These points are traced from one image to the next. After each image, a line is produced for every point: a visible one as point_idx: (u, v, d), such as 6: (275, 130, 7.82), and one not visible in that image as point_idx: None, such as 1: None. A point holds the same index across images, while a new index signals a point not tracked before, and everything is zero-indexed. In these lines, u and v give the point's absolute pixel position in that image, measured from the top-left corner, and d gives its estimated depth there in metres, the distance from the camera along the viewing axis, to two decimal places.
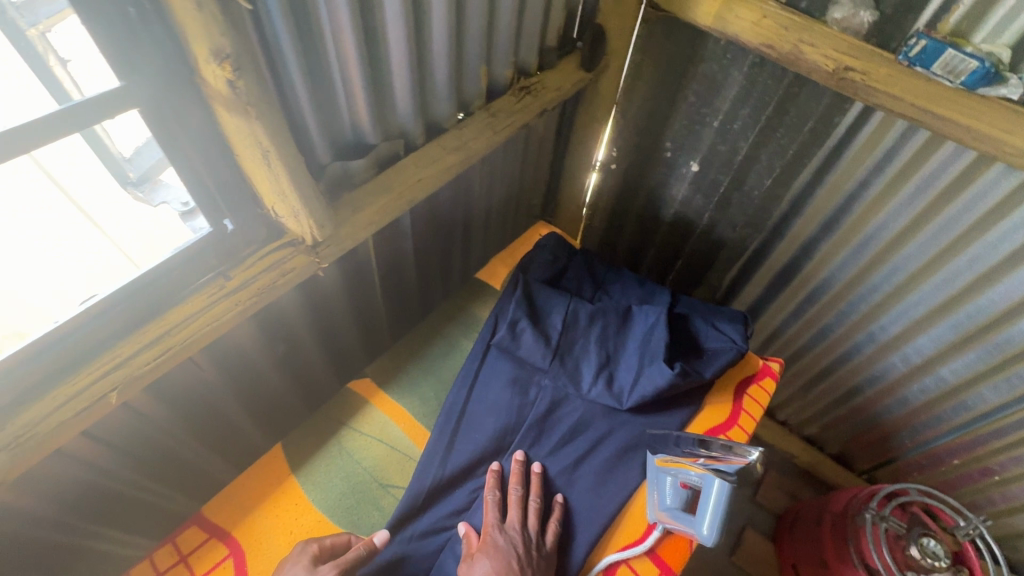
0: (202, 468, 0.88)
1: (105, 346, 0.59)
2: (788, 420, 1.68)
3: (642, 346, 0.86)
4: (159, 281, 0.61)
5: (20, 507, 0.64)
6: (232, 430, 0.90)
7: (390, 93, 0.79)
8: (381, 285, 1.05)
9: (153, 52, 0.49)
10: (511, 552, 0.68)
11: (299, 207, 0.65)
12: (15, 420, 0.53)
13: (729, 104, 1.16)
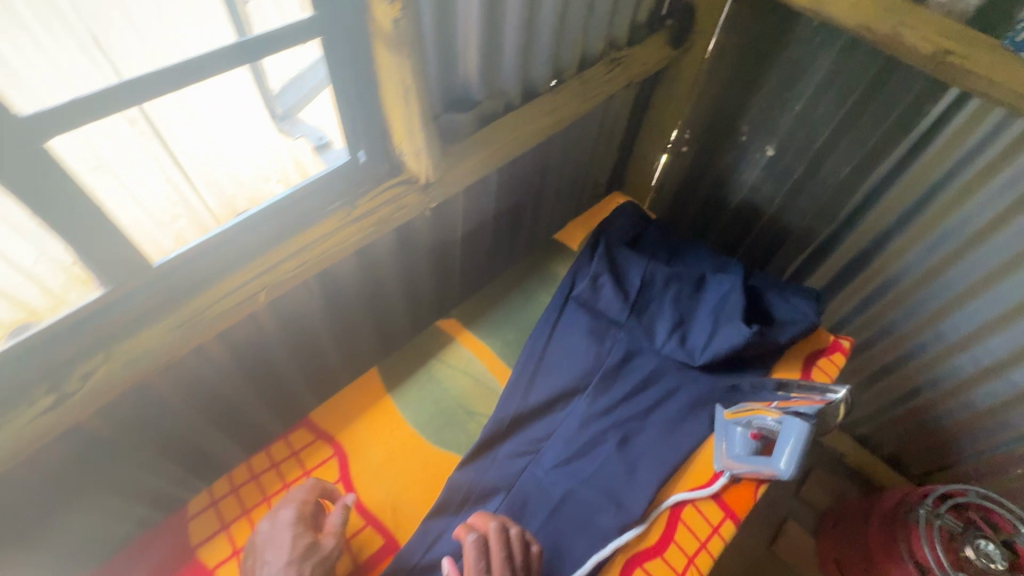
0: (294, 391, 0.96)
1: (253, 254, 0.66)
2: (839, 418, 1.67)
3: (716, 309, 0.89)
4: (301, 201, 0.68)
5: (161, 394, 0.74)
6: (322, 359, 0.98)
7: (500, 52, 0.85)
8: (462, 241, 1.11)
9: None
10: None
11: (422, 145, 0.72)
12: (184, 307, 0.61)
13: (814, 88, 1.16)
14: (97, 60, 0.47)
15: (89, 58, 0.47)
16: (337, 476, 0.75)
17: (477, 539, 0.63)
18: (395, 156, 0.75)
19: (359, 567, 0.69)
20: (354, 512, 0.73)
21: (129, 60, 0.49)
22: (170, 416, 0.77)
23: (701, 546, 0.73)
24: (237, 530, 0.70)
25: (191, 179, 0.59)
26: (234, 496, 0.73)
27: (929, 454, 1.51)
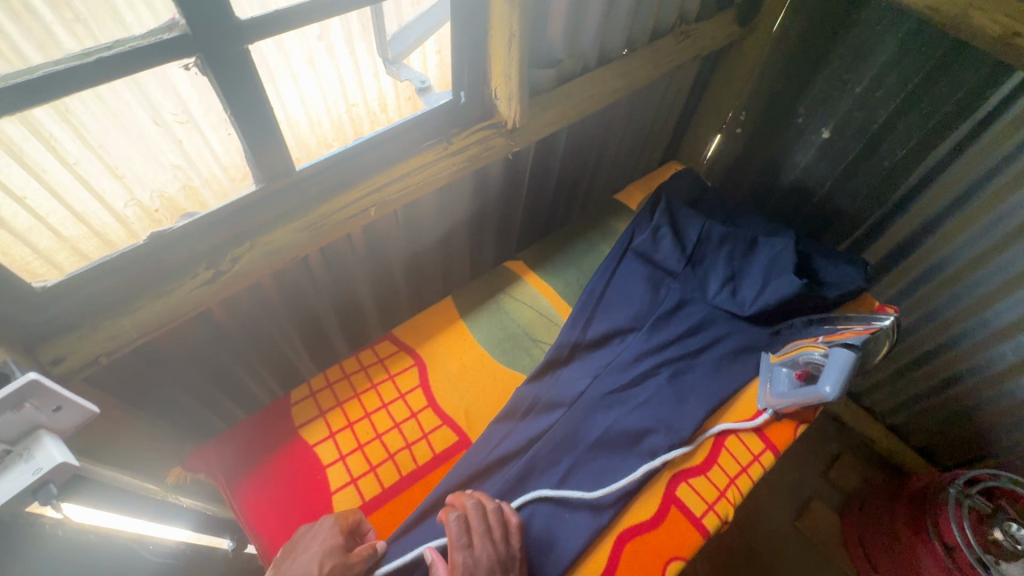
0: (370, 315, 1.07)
1: (369, 174, 0.77)
2: (873, 405, 1.69)
3: (768, 266, 0.95)
4: (409, 132, 0.79)
5: (271, 296, 0.85)
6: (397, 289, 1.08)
7: (584, 15, 0.92)
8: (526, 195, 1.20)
9: None
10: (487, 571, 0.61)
11: (515, 91, 0.80)
12: (314, 210, 0.72)
13: (877, 70, 1.20)
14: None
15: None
16: (418, 382, 0.85)
17: (457, 518, 0.64)
18: (489, 100, 0.84)
19: (436, 458, 0.78)
20: (432, 412, 0.82)
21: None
22: (272, 317, 0.88)
23: (742, 470, 0.80)
24: (332, 417, 0.81)
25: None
26: (329, 389, 0.84)
27: (963, 444, 1.53)
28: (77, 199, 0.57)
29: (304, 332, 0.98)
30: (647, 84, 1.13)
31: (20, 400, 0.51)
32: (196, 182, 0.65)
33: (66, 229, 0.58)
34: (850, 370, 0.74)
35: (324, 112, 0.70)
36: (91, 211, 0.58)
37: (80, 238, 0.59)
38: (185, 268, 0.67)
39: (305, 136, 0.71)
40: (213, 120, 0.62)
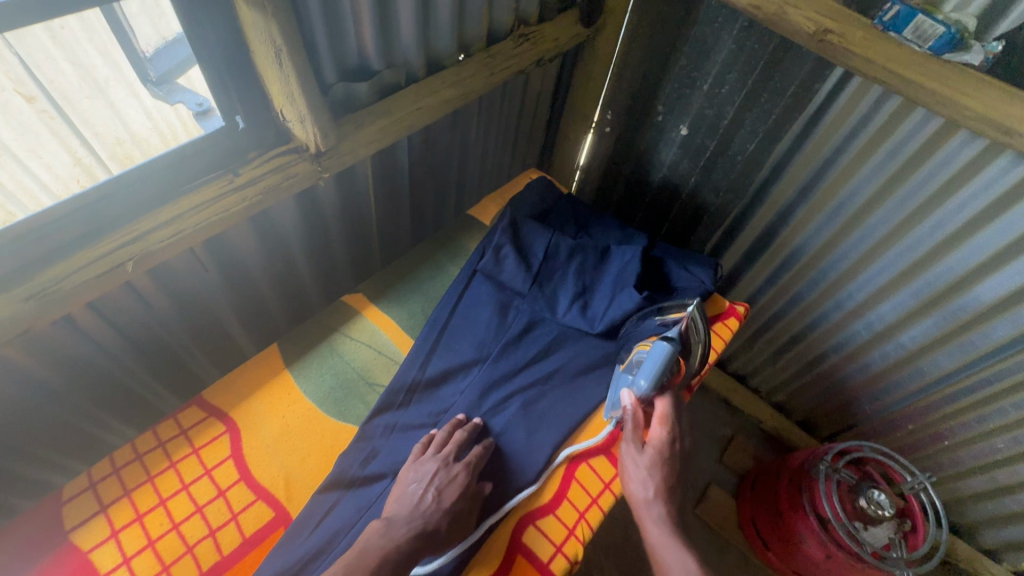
0: (196, 370, 0.93)
1: (121, 221, 0.63)
2: (758, 387, 1.76)
3: (616, 278, 0.92)
4: (176, 167, 0.67)
5: (34, 375, 0.70)
6: (227, 341, 0.95)
7: (395, 21, 0.84)
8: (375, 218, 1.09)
9: None
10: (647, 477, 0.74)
11: (306, 112, 0.69)
12: (37, 275, 0.58)
13: (719, 68, 1.21)
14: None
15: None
16: (229, 452, 0.73)
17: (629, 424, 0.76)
18: (281, 123, 0.73)
19: (246, 542, 0.67)
20: (244, 487, 0.71)
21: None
22: (43, 397, 0.73)
23: (593, 502, 0.76)
24: (116, 512, 0.68)
25: (113, 156, 0.69)
26: (115, 477, 0.70)
27: (836, 415, 1.62)
28: None
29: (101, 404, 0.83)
30: (490, 91, 1.05)
31: None
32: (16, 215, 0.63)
33: None
34: (665, 362, 0.76)
35: (174, 125, 0.73)
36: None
37: None
38: None
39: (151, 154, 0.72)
40: (30, 146, 0.62)
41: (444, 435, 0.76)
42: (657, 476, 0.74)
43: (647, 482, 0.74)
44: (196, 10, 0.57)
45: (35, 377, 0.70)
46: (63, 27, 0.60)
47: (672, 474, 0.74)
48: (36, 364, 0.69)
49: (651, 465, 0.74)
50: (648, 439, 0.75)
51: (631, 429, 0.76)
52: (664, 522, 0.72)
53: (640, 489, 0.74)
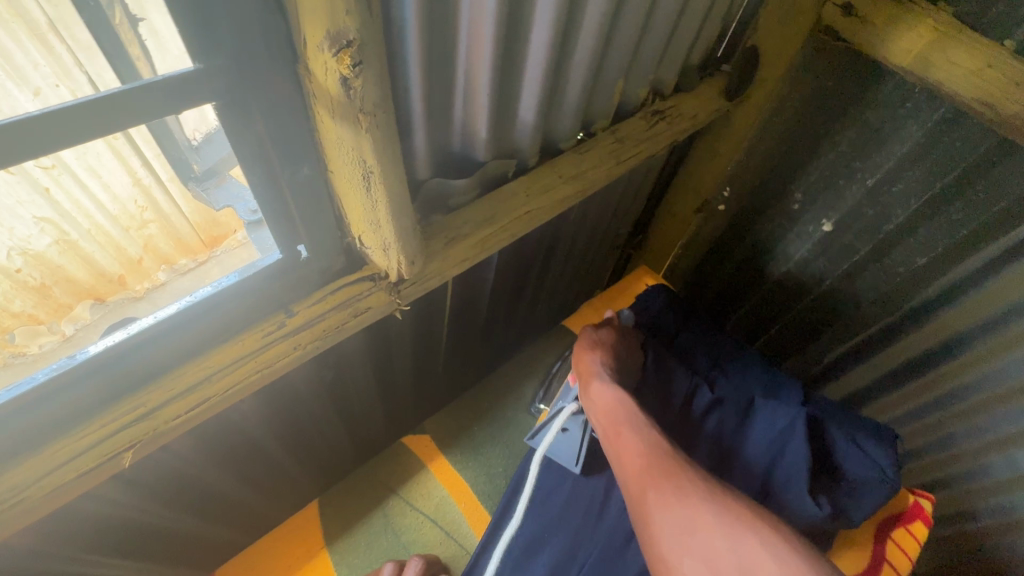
0: (247, 510, 0.76)
1: (132, 390, 0.45)
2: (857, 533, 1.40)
3: (769, 456, 0.69)
4: (216, 313, 0.47)
5: (38, 551, 0.53)
6: (283, 478, 0.78)
7: (516, 103, 0.64)
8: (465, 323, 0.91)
9: (262, 51, 0.35)
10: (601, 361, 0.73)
11: (391, 240, 0.49)
12: (3, 480, 0.40)
13: (895, 161, 0.95)
14: (54, 49, 0.40)
15: (45, 45, 0.40)
16: None
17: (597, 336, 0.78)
18: (356, 248, 0.54)
19: None
20: None
21: (92, 51, 0.41)
22: (53, 566, 0.57)
23: None
24: None
25: (173, 180, 0.53)
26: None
27: None
28: None
29: (139, 558, 0.67)
30: (612, 180, 0.85)
31: None
32: (73, 236, 0.52)
33: None
34: (758, 456, 0.69)
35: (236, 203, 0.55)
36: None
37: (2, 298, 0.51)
38: None
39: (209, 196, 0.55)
40: (89, 164, 0.47)
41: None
42: (604, 345, 0.76)
43: (592, 349, 0.76)
44: (256, 120, 0.38)
45: (42, 550, 0.54)
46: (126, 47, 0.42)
47: (624, 360, 0.75)
48: (39, 540, 0.53)
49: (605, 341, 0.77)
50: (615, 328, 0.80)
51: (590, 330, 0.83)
52: (604, 373, 0.71)
53: (591, 354, 0.75)
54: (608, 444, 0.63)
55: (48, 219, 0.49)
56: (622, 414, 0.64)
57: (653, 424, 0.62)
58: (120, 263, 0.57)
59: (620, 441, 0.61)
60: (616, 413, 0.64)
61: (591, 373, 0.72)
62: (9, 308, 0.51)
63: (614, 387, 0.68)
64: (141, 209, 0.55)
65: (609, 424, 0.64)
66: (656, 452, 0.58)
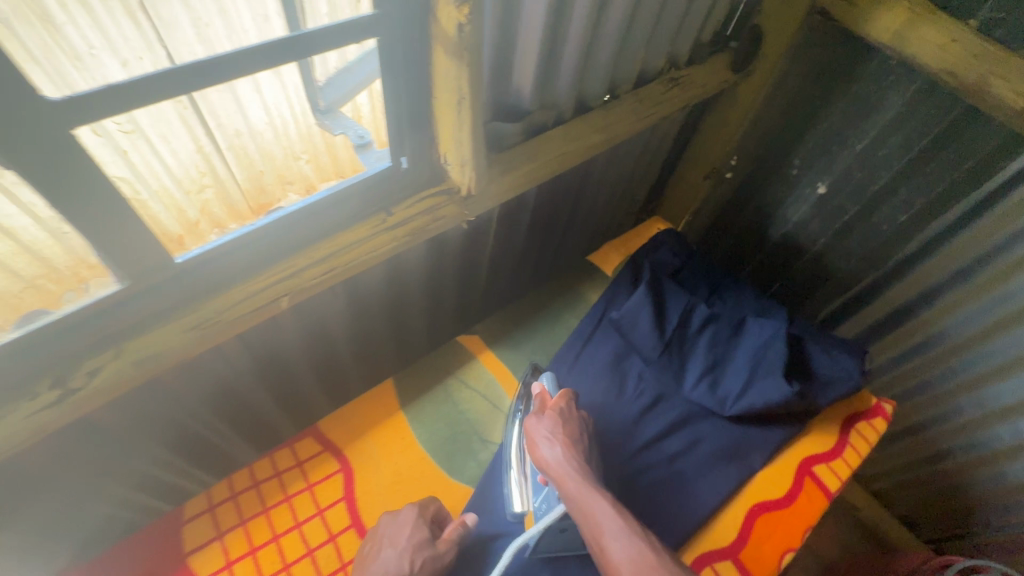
0: (310, 398, 0.91)
1: (281, 257, 0.62)
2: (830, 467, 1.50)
3: (755, 356, 0.84)
4: (340, 205, 0.64)
5: (178, 393, 0.68)
6: (345, 374, 0.93)
7: (559, 64, 0.80)
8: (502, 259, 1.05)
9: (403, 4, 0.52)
10: (564, 460, 0.65)
11: (468, 156, 0.66)
12: (200, 308, 0.57)
13: (881, 127, 1.09)
14: (141, 25, 0.41)
15: (133, 20, 0.40)
16: (341, 495, 0.72)
17: (547, 422, 0.70)
18: (438, 163, 0.70)
19: None
20: (354, 534, 0.69)
21: (171, 26, 0.42)
22: (182, 411, 0.71)
23: None
24: (230, 542, 0.67)
25: (230, 148, 0.53)
26: (233, 503, 0.70)
27: (947, 519, 1.43)
28: (16, 222, 0.45)
29: (233, 422, 0.82)
30: (632, 136, 1.00)
31: None
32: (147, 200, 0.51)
33: (18, 267, 0.47)
34: (749, 355, 0.84)
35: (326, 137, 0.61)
36: (27, 235, 0.46)
37: (56, 262, 0.49)
38: (21, 384, 0.51)
39: (269, 149, 0.57)
40: (162, 131, 0.48)
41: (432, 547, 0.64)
42: (567, 437, 0.68)
43: (553, 441, 0.67)
44: (390, 56, 0.55)
45: (180, 394, 0.69)
46: (209, 23, 0.45)
47: (585, 443, 0.69)
48: (181, 382, 0.67)
49: (554, 427, 0.69)
50: (558, 406, 0.72)
51: (532, 414, 0.73)
52: (581, 473, 0.64)
53: (548, 448, 0.67)
54: (598, 560, 0.58)
55: (123, 178, 0.49)
56: (601, 520, 0.59)
57: (639, 530, 0.58)
58: (180, 224, 0.55)
59: (609, 559, 0.56)
60: (596, 523, 0.59)
61: (560, 473, 0.65)
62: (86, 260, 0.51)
63: (595, 491, 0.62)
64: (202, 174, 0.53)
65: (593, 528, 0.59)
66: (650, 570, 0.54)
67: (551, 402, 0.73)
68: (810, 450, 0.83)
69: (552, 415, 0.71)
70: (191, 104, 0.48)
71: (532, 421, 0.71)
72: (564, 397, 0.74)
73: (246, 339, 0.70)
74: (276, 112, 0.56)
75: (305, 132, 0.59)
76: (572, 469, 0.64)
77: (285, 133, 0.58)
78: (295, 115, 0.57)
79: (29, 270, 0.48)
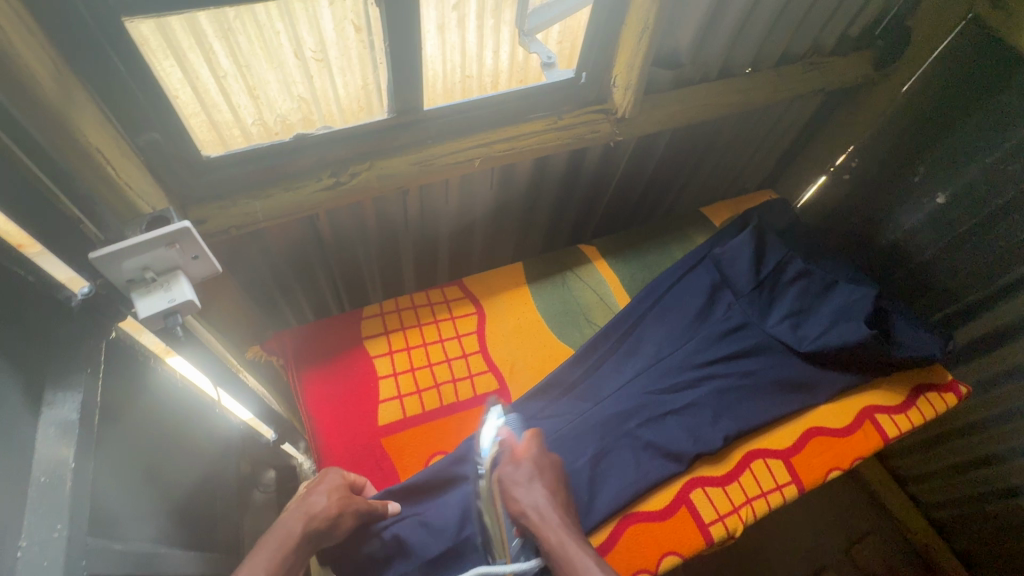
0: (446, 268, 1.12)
1: (478, 130, 0.83)
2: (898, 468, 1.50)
3: (840, 309, 0.93)
4: (529, 99, 0.84)
5: (375, 221, 0.91)
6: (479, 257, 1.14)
7: (718, 29, 0.94)
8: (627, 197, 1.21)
9: None
10: (546, 513, 0.64)
11: (633, 82, 0.82)
12: (424, 150, 0.80)
13: (1017, 144, 1.03)
14: None
15: None
16: (475, 329, 0.92)
17: (525, 468, 0.69)
18: (607, 87, 0.88)
19: (477, 398, 0.86)
20: (481, 358, 0.90)
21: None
22: (374, 237, 0.95)
23: (761, 494, 0.81)
24: (394, 338, 0.90)
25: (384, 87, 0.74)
26: (397, 314, 0.92)
27: (1002, 560, 1.32)
28: (214, 104, 0.65)
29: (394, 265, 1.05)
30: (766, 108, 1.11)
31: (173, 239, 0.60)
32: (315, 116, 0.72)
33: (199, 129, 0.67)
34: (835, 308, 0.94)
35: (483, 74, 0.78)
36: (219, 117, 0.67)
37: (227, 132, 0.69)
38: (311, 172, 0.76)
39: (448, 73, 0.76)
40: (345, 63, 0.67)
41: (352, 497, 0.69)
42: (544, 486, 0.67)
43: (534, 491, 0.66)
44: None
45: (376, 224, 0.92)
46: None
47: (558, 492, 0.68)
48: (380, 214, 0.90)
49: (530, 477, 0.68)
50: (529, 455, 0.70)
51: (503, 460, 0.71)
52: (562, 526, 0.63)
53: (529, 497, 0.65)
54: None
55: (304, 98, 0.69)
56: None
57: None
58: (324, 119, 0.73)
59: None
60: None
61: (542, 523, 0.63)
62: (248, 139, 0.71)
63: (580, 542, 0.61)
64: (362, 109, 0.75)
65: None
66: None
67: (521, 450, 0.71)
68: (873, 401, 0.91)
69: (528, 463, 0.69)
70: (372, 48, 0.68)
71: (507, 469, 0.69)
72: (535, 443, 0.72)
73: (430, 196, 0.92)
74: (431, 67, 0.74)
75: (448, 88, 0.78)
76: (554, 521, 0.63)
77: (433, 85, 0.76)
78: (445, 70, 0.75)
79: (205, 135, 0.69)
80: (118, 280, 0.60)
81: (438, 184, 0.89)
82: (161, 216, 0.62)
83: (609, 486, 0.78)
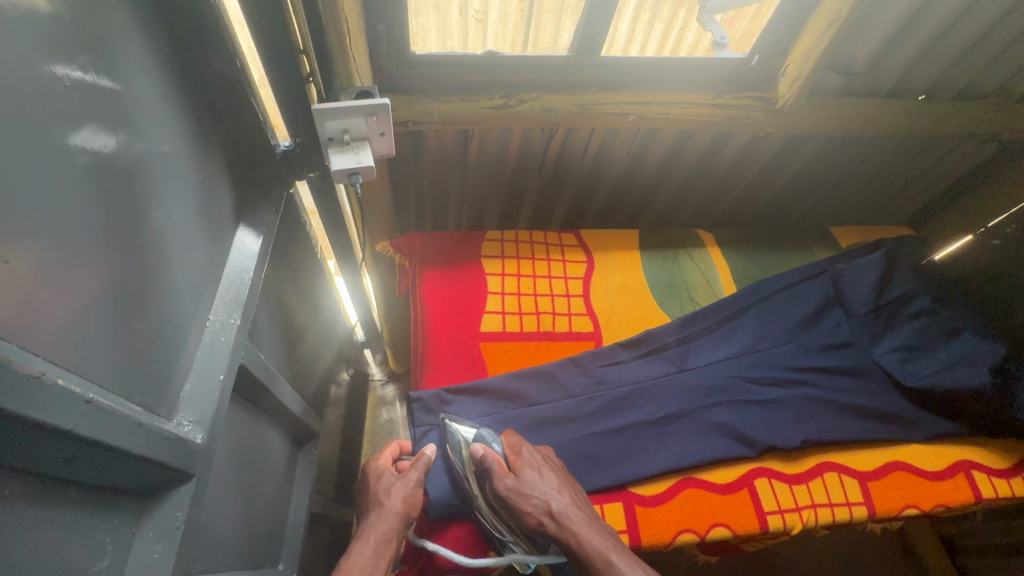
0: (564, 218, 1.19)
1: (636, 88, 0.88)
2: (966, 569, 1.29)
3: (960, 356, 0.89)
4: (694, 68, 0.88)
5: (518, 154, 0.99)
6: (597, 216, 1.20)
7: (903, 44, 0.91)
8: (757, 195, 1.21)
9: None
10: (563, 514, 0.64)
11: (804, 73, 0.83)
12: (584, 95, 0.86)
13: None
14: None
15: None
16: (581, 275, 0.98)
17: (528, 472, 0.68)
18: (776, 73, 0.89)
19: (570, 333, 0.92)
20: (582, 301, 0.95)
21: None
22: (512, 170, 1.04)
23: (829, 504, 0.79)
24: (507, 263, 0.98)
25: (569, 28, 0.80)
26: (514, 244, 1.01)
27: None
28: None
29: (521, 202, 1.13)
30: (931, 138, 1.06)
31: (372, 112, 0.70)
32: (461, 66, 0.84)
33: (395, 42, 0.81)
34: (954, 353, 0.90)
35: (660, 36, 0.83)
36: None
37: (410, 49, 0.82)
38: (487, 90, 0.85)
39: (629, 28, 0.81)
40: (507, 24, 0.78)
41: (400, 479, 0.71)
42: (552, 482, 0.67)
43: (547, 491, 0.65)
44: None
45: (517, 157, 1.00)
46: None
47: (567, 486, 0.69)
48: (524, 148, 0.98)
49: (534, 480, 0.67)
50: (520, 458, 0.70)
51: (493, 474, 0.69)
52: (583, 520, 0.63)
53: (542, 500, 0.65)
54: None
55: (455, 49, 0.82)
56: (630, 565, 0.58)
57: None
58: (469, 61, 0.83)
59: None
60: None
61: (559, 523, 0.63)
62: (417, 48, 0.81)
63: (608, 534, 0.62)
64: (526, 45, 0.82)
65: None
66: None
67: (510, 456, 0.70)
68: (972, 457, 0.86)
69: (525, 467, 0.68)
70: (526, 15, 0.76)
71: (503, 480, 0.67)
72: (521, 447, 0.72)
73: (571, 144, 0.98)
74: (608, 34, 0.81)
75: (624, 44, 0.84)
76: (574, 521, 0.63)
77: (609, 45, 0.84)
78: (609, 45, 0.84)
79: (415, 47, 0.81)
80: (322, 136, 0.71)
81: (581, 133, 0.95)
82: (366, 91, 0.72)
83: (671, 449, 0.80)
